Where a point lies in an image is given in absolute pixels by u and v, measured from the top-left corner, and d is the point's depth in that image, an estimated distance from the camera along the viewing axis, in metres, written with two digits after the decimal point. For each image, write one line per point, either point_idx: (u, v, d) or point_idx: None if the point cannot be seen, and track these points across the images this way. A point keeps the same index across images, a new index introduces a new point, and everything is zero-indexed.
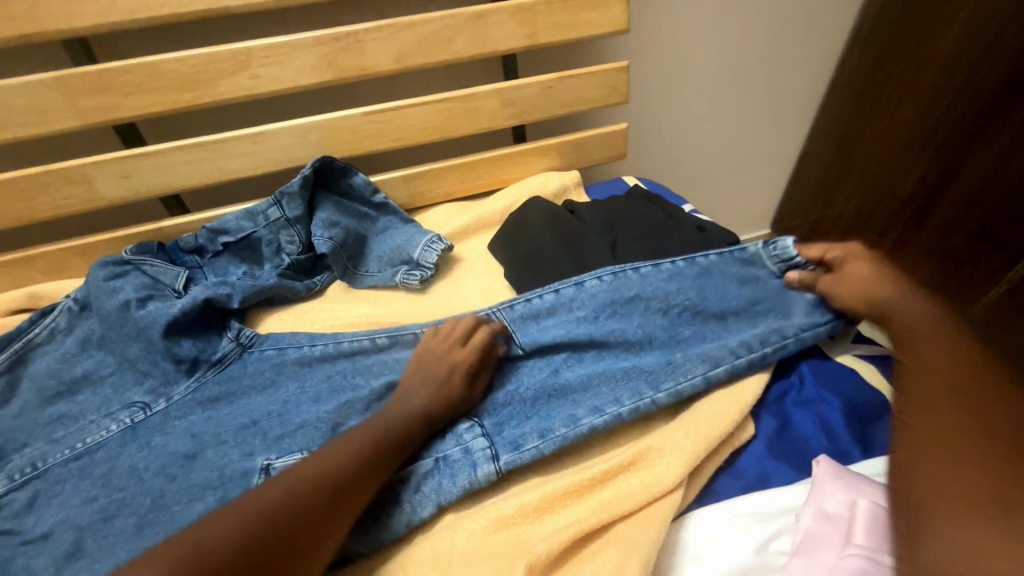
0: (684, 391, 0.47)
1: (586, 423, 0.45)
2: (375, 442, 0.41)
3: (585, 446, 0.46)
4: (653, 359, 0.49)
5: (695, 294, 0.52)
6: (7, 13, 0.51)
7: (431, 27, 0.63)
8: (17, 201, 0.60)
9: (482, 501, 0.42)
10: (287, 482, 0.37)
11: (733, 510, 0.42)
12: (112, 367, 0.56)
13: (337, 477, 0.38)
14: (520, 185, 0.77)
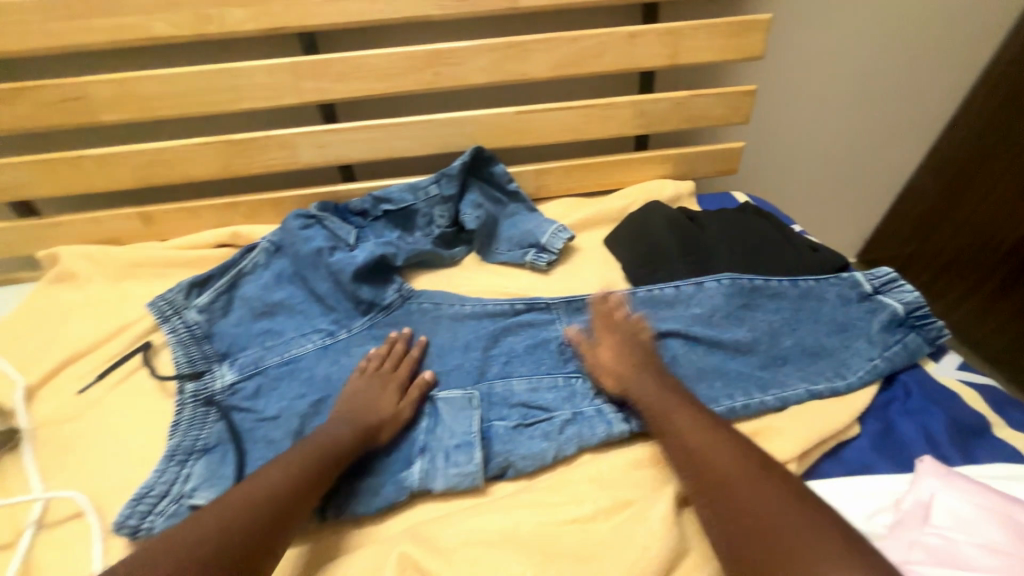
0: (789, 398, 0.54)
1: (707, 411, 0.52)
2: (297, 467, 0.46)
3: None
4: (764, 368, 0.56)
5: (793, 312, 0.60)
6: (270, 10, 0.64)
7: (589, 42, 0.71)
8: (236, 158, 0.74)
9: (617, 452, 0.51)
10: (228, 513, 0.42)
11: (838, 487, 0.49)
12: (302, 300, 0.70)
13: (268, 502, 0.43)
14: (636, 188, 0.85)
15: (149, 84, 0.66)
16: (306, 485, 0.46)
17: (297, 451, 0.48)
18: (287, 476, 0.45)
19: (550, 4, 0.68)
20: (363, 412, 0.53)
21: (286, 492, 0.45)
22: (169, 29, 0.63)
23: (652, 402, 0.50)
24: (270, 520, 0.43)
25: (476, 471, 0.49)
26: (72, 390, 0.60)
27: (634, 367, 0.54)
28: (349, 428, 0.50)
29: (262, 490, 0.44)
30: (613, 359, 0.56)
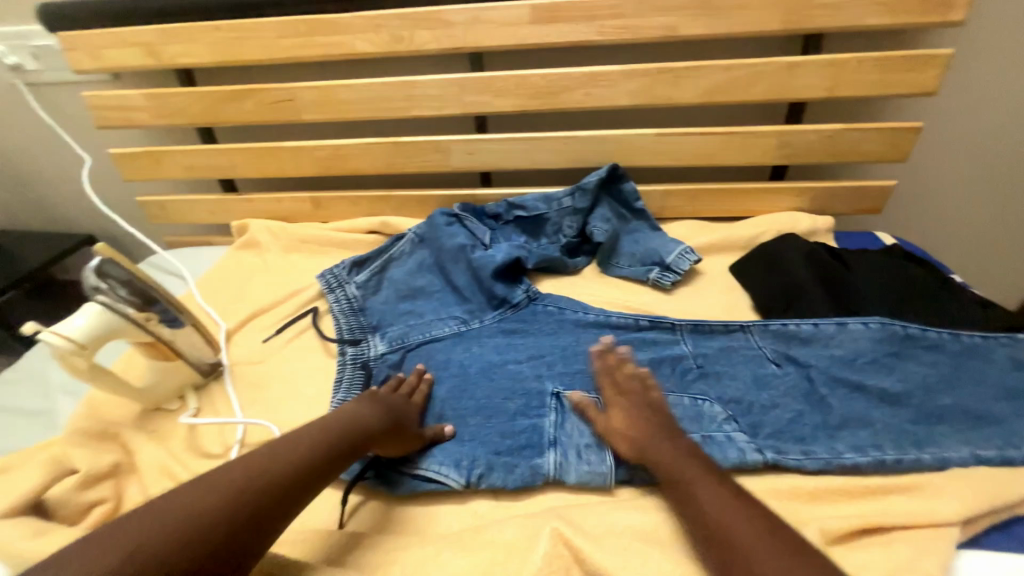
0: (953, 461, 0.50)
1: (852, 459, 0.51)
2: (326, 439, 0.47)
3: (849, 475, 0.51)
4: (920, 425, 0.52)
5: (953, 368, 0.56)
6: (452, 32, 0.73)
7: (743, 71, 0.72)
8: (398, 158, 0.84)
9: (748, 479, 0.52)
10: (261, 468, 0.42)
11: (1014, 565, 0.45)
12: (439, 288, 0.78)
13: (297, 466, 0.44)
14: (767, 218, 0.83)
15: (344, 91, 0.78)
16: (329, 457, 0.46)
17: (324, 425, 0.49)
18: (319, 446, 0.47)
19: (709, 33, 0.70)
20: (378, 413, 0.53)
21: (313, 459, 0.45)
22: (368, 46, 0.74)
23: (671, 465, 0.47)
24: (295, 483, 0.43)
25: (606, 472, 0.52)
26: (259, 338, 0.73)
27: (658, 432, 0.50)
28: (364, 418, 0.51)
29: (294, 453, 0.45)
30: (629, 423, 0.52)
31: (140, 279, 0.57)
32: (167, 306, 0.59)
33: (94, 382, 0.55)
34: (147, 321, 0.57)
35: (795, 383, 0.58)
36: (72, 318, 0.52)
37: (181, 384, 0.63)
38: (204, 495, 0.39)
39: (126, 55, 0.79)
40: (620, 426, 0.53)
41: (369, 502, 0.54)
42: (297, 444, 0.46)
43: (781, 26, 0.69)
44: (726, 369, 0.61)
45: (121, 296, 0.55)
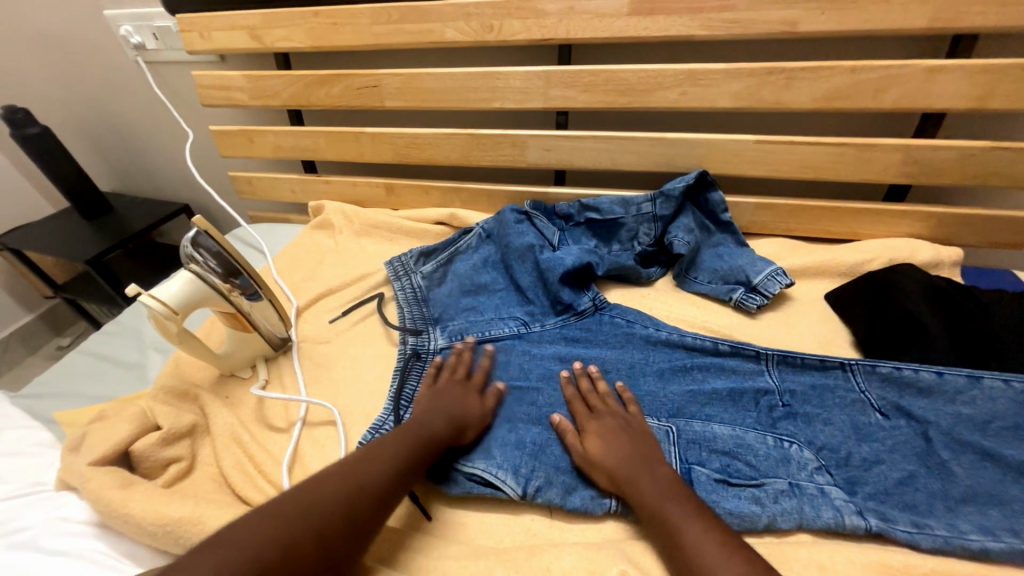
0: None
1: (978, 542, 0.43)
2: (412, 447, 0.48)
3: (971, 561, 0.43)
4: None
5: None
6: (544, 23, 0.70)
7: (871, 74, 0.63)
8: (474, 151, 0.82)
9: (844, 547, 0.45)
10: (356, 478, 0.43)
11: None
12: (503, 287, 0.76)
13: (390, 474, 0.45)
14: (877, 243, 0.73)
15: (428, 80, 0.78)
16: (416, 463, 0.48)
17: (411, 430, 0.50)
18: (407, 453, 0.48)
19: (835, 30, 0.62)
20: (456, 408, 0.54)
21: (401, 467, 0.46)
22: (457, 35, 0.73)
23: (652, 493, 0.44)
24: (389, 493, 0.44)
25: None
26: (326, 319, 0.75)
27: (633, 459, 0.48)
28: (452, 424, 0.52)
29: (385, 460, 0.46)
30: (606, 454, 0.48)
31: (229, 252, 0.60)
32: (250, 281, 0.62)
33: (179, 345, 0.58)
34: (230, 293, 0.59)
35: (906, 439, 0.51)
36: (168, 283, 0.55)
37: (254, 354, 0.66)
38: (308, 507, 0.40)
39: (232, 37, 0.83)
40: (592, 454, 0.49)
41: (421, 497, 0.52)
42: (391, 453, 0.47)
43: (926, 25, 0.60)
44: (820, 412, 0.54)
45: (212, 266, 0.58)
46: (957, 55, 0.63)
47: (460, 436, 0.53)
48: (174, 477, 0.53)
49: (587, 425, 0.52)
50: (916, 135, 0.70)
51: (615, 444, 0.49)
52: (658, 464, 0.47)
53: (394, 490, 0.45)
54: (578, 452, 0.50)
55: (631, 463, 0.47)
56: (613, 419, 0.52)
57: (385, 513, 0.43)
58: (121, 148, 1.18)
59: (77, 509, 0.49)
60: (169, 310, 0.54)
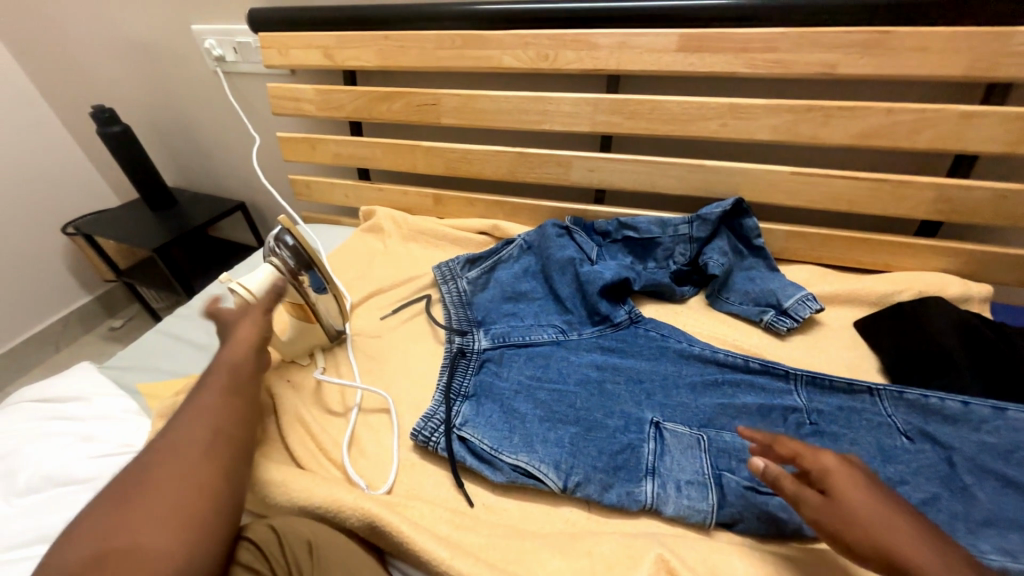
0: None
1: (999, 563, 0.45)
2: (223, 381, 0.50)
3: None
4: None
5: None
6: (596, 55, 0.75)
7: (907, 116, 0.67)
8: (521, 167, 0.88)
9: None
10: (180, 433, 0.44)
11: None
12: (542, 296, 0.81)
13: (215, 412, 0.47)
14: (907, 275, 0.76)
15: (484, 101, 0.84)
16: (234, 387, 0.51)
17: (209, 374, 0.51)
18: (220, 392, 0.49)
19: (873, 74, 0.66)
20: (229, 327, 0.56)
21: (220, 398, 0.49)
22: (514, 61, 0.80)
23: (918, 559, 0.37)
24: (225, 420, 0.47)
25: (709, 511, 0.50)
26: (377, 315, 0.81)
27: (879, 515, 0.40)
28: (255, 333, 0.56)
29: (201, 406, 0.47)
30: (849, 518, 0.40)
31: (305, 248, 0.66)
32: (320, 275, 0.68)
33: None
34: (301, 285, 0.65)
35: (931, 463, 0.53)
36: (254, 273, 0.62)
37: (313, 342, 0.71)
38: (152, 469, 0.41)
39: (307, 55, 0.91)
40: (830, 518, 0.40)
41: (467, 483, 0.56)
42: (202, 404, 0.47)
43: (962, 72, 0.63)
44: (846, 432, 0.57)
45: (289, 260, 0.65)
46: (992, 102, 0.67)
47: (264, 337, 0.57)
48: None
49: (831, 482, 0.42)
50: (948, 175, 0.73)
51: (851, 504, 0.40)
52: (899, 518, 0.40)
53: (234, 413, 0.48)
54: (828, 515, 0.40)
55: (876, 524, 0.39)
56: (841, 477, 0.42)
57: (239, 428, 0.47)
58: (189, 148, 1.28)
59: None
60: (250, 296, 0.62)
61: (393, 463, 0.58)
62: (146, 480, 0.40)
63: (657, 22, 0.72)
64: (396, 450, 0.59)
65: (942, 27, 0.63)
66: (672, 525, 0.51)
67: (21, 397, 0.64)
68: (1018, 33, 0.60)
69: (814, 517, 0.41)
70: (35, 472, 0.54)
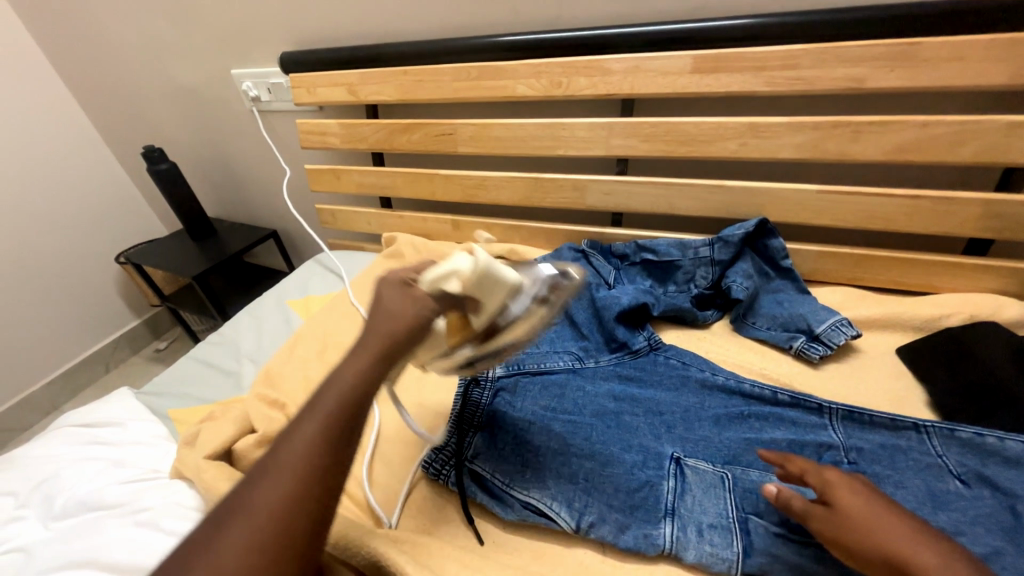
0: None
1: None
2: (342, 413, 0.36)
3: None
4: None
5: None
6: (610, 81, 0.75)
7: (944, 129, 0.62)
8: (537, 192, 0.88)
9: None
10: (278, 486, 0.32)
11: None
12: (558, 321, 0.80)
13: (321, 466, 0.34)
14: (955, 297, 0.70)
15: (499, 129, 0.85)
16: (356, 426, 0.36)
17: (328, 395, 0.37)
18: (335, 423, 0.35)
19: (905, 88, 0.63)
20: (368, 324, 0.42)
21: (339, 442, 0.35)
22: (527, 90, 0.81)
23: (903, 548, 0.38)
24: (330, 476, 0.34)
25: (732, 559, 0.47)
26: None
27: (871, 514, 0.41)
28: (384, 343, 0.40)
29: (308, 441, 0.34)
30: (836, 515, 0.42)
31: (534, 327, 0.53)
32: (514, 330, 0.51)
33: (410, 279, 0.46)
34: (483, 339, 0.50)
35: (990, 511, 0.47)
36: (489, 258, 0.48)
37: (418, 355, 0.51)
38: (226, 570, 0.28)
39: (332, 92, 0.96)
40: (822, 514, 0.42)
41: (479, 520, 0.55)
42: (307, 440, 0.34)
43: (1006, 80, 0.59)
44: (889, 473, 0.52)
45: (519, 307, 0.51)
46: None
47: (390, 346, 0.40)
48: None
49: (832, 492, 0.43)
50: (997, 189, 0.68)
51: (844, 503, 0.42)
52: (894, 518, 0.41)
53: (339, 472, 0.34)
54: (836, 528, 0.41)
55: (866, 521, 0.41)
56: (835, 479, 0.45)
57: (330, 491, 0.34)
58: (227, 180, 1.37)
59: (187, 497, 0.56)
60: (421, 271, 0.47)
61: (404, 494, 0.58)
62: (215, 564, 0.29)
63: (669, 44, 0.71)
64: (409, 483, 0.59)
65: (980, 34, 0.59)
66: (694, 572, 0.48)
67: (65, 422, 0.68)
68: None
69: (821, 529, 0.42)
70: (70, 497, 0.56)
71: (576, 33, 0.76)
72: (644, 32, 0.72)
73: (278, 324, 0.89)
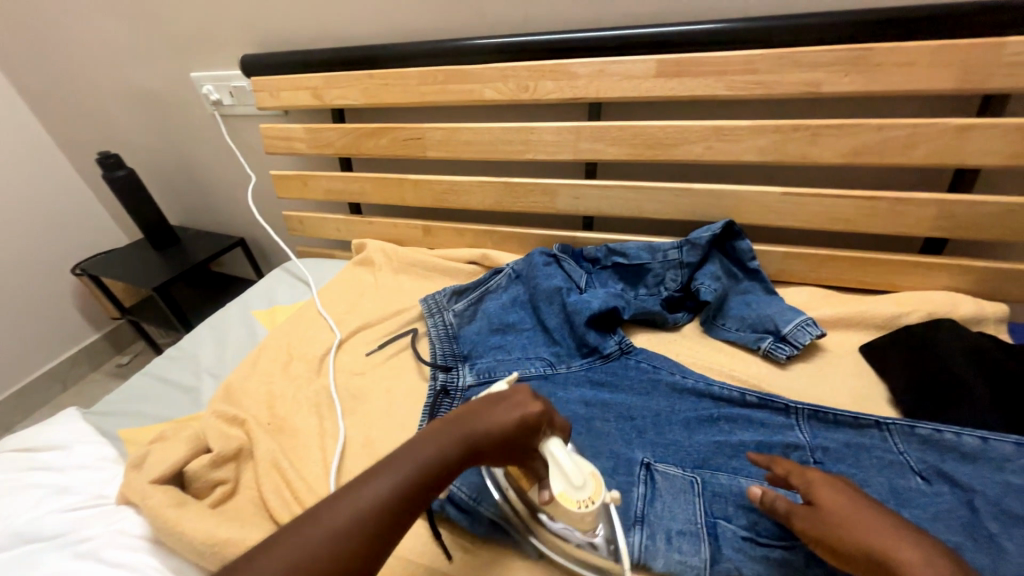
0: None
1: None
2: (406, 485, 0.39)
3: None
4: None
5: None
6: (576, 84, 0.75)
7: (898, 132, 0.64)
8: (507, 197, 0.87)
9: None
10: (328, 534, 0.35)
11: None
12: (530, 327, 0.79)
13: (380, 520, 0.37)
14: (913, 295, 0.72)
15: (468, 133, 0.84)
16: (412, 506, 0.38)
17: (406, 460, 0.40)
18: (396, 495, 0.38)
19: (860, 92, 0.64)
20: (470, 415, 0.44)
21: (393, 515, 0.37)
22: (495, 94, 0.80)
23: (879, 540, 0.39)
24: (383, 532, 0.36)
25: (701, 567, 0.46)
26: (363, 351, 0.79)
27: (856, 510, 0.41)
28: (466, 438, 0.42)
29: (369, 501, 0.37)
30: (818, 513, 0.42)
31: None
32: (550, 537, 0.48)
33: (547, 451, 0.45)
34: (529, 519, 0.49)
35: (950, 507, 0.48)
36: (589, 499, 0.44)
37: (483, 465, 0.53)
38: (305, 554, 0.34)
39: (296, 96, 0.93)
40: (802, 512, 0.43)
41: (445, 536, 0.53)
42: (371, 499, 0.37)
43: (954, 85, 0.61)
44: (854, 472, 0.53)
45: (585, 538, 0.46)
46: (989, 114, 0.64)
47: (469, 445, 0.42)
48: (219, 498, 0.56)
49: (814, 491, 0.44)
50: (950, 190, 0.70)
51: (823, 499, 0.43)
52: (873, 511, 0.41)
53: (408, 512, 0.38)
54: (816, 525, 0.42)
55: (846, 518, 0.41)
56: (819, 477, 0.45)
57: (395, 524, 0.37)
58: (191, 187, 1.32)
59: (134, 524, 0.53)
60: (549, 441, 0.45)
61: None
62: (306, 541, 0.34)
63: (634, 48, 0.72)
64: None
65: (928, 41, 0.61)
66: None
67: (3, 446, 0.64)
68: (1010, 43, 0.57)
69: (803, 528, 0.42)
70: (4, 527, 0.52)
71: (542, 37, 0.75)
72: (609, 36, 0.72)
73: (241, 336, 0.86)
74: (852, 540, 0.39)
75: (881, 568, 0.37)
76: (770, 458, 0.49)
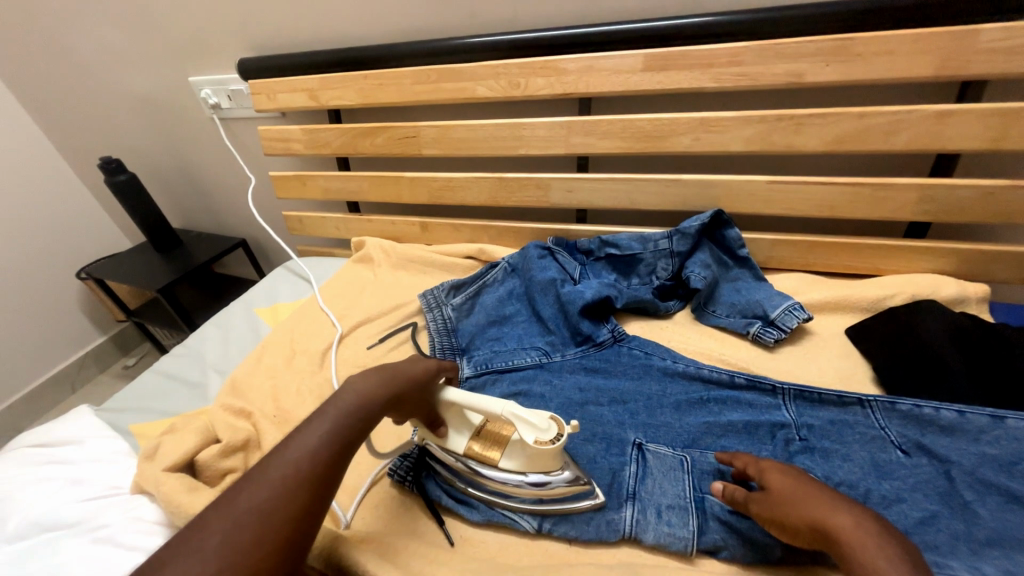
0: None
1: None
2: (336, 431, 0.43)
3: None
4: None
5: None
6: (567, 80, 0.77)
7: (879, 119, 0.66)
8: (501, 191, 0.89)
9: None
10: (269, 486, 0.38)
11: None
12: (525, 318, 0.81)
13: (320, 461, 0.40)
14: (898, 278, 0.73)
15: (462, 130, 0.86)
16: (347, 444, 0.43)
17: (329, 414, 0.44)
18: (333, 436, 0.43)
19: (841, 81, 0.66)
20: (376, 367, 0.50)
21: (330, 455, 0.41)
22: (487, 91, 0.82)
23: (813, 509, 0.41)
24: (326, 468, 0.40)
25: (690, 539, 0.48)
26: (364, 345, 0.82)
27: (799, 486, 0.44)
28: (387, 385, 0.48)
29: (307, 448, 0.41)
30: (768, 494, 0.45)
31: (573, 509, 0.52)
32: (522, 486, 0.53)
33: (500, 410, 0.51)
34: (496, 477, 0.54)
35: (928, 478, 0.50)
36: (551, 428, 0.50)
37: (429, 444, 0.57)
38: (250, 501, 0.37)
39: (293, 98, 0.95)
40: (755, 498, 0.46)
41: (447, 519, 0.55)
42: (304, 447, 0.41)
43: (932, 73, 0.63)
44: (838, 447, 0.55)
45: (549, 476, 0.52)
46: (967, 100, 0.66)
47: (392, 387, 0.48)
48: (230, 485, 0.59)
49: (766, 477, 0.47)
50: (932, 174, 0.71)
51: (772, 481, 0.46)
52: (815, 486, 0.44)
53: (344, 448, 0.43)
54: (767, 507, 0.44)
55: (789, 493, 0.44)
56: (772, 464, 0.48)
57: (334, 461, 0.41)
58: (191, 189, 1.34)
59: (148, 510, 0.55)
60: (503, 403, 0.51)
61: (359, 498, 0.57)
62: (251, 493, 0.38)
63: (621, 43, 0.73)
64: (376, 484, 0.59)
65: (906, 30, 0.63)
66: (654, 553, 0.50)
67: (19, 443, 0.66)
68: (984, 30, 0.59)
69: (758, 511, 0.45)
70: (25, 517, 0.54)
71: (532, 34, 0.77)
72: (597, 32, 0.74)
73: (245, 334, 0.88)
74: (793, 514, 0.42)
75: (821, 538, 0.40)
76: (734, 455, 0.52)
